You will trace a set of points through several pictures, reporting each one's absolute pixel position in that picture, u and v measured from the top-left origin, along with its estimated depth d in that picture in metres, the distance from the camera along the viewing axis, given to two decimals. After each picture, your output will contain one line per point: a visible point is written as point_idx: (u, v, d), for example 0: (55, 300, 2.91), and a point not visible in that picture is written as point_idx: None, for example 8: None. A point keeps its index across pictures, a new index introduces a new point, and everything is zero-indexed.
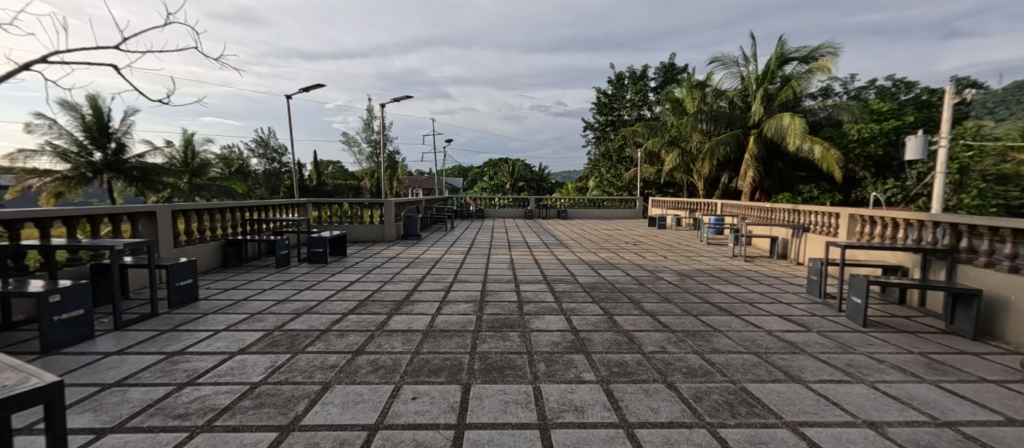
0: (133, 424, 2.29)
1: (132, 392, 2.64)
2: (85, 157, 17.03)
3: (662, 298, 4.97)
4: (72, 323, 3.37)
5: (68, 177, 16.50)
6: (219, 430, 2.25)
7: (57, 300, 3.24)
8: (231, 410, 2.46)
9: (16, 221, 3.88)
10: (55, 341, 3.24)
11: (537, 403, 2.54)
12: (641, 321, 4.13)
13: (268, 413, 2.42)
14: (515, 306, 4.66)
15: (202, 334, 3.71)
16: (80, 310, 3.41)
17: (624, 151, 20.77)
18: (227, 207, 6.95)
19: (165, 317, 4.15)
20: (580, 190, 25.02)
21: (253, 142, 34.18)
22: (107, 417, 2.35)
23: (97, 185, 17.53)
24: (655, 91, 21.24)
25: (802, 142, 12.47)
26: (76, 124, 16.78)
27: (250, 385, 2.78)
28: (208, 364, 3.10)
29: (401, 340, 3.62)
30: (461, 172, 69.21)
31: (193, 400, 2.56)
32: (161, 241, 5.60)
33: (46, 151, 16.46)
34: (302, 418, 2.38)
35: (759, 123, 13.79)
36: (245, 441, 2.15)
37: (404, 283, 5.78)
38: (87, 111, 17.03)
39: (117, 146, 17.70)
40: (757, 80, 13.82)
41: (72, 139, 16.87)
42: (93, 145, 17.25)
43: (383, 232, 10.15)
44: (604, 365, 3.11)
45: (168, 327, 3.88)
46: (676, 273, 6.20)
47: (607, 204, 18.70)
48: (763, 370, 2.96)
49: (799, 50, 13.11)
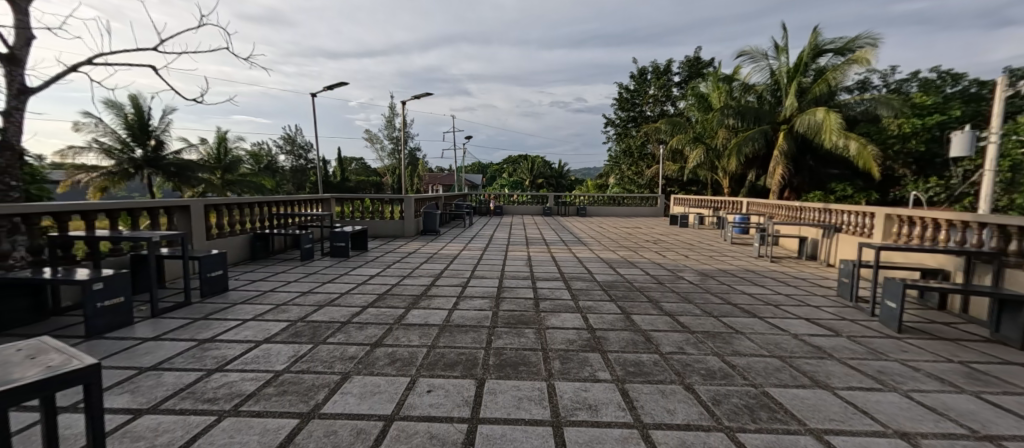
0: (167, 406, 2.35)
1: (167, 375, 2.71)
2: (128, 154, 17.74)
3: (682, 298, 4.85)
4: (113, 309, 3.47)
5: (113, 172, 17.24)
6: (244, 415, 2.29)
7: (99, 287, 3.34)
8: (255, 396, 2.49)
9: (69, 212, 4.07)
10: (97, 325, 3.35)
11: (551, 401, 2.49)
12: (659, 321, 4.05)
13: (291, 401, 2.45)
14: (532, 303, 4.62)
15: (232, 323, 3.79)
16: (120, 298, 3.52)
17: (646, 147, 20.48)
18: (255, 202, 7.11)
19: (196, 306, 4.25)
20: (599, 187, 24.75)
21: (281, 140, 34.87)
22: (143, 399, 2.41)
23: (138, 181, 18.27)
24: (679, 85, 20.80)
25: (838, 139, 11.91)
26: (119, 121, 17.59)
27: (274, 373, 2.81)
28: (236, 351, 3.17)
29: (417, 334, 3.61)
30: (480, 169, 69.80)
31: (220, 386, 2.60)
32: (194, 234, 5.77)
33: (92, 148, 17.21)
34: (322, 406, 2.40)
35: (790, 118, 13.28)
36: (268, 427, 2.18)
37: (423, 278, 5.81)
38: (129, 109, 17.78)
39: (156, 143, 18.38)
40: (789, 73, 13.37)
41: (116, 137, 17.67)
42: (134, 143, 17.97)
43: (403, 228, 10.22)
44: (620, 364, 3.04)
45: (200, 315, 3.97)
46: (698, 273, 6.04)
47: (627, 201, 18.53)
48: (787, 374, 2.85)
49: (834, 42, 12.71)
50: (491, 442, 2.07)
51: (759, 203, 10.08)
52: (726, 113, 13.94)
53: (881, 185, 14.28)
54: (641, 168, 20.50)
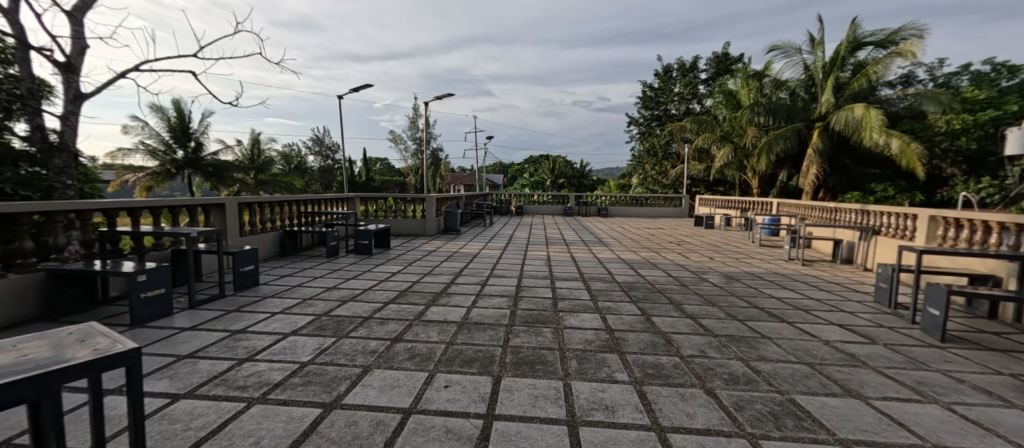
0: (201, 392, 2.45)
1: (202, 363, 2.82)
2: (171, 155, 18.50)
3: (705, 300, 4.72)
4: (155, 300, 3.63)
5: (157, 173, 18.05)
6: (271, 403, 2.35)
7: (143, 279, 3.50)
8: (282, 385, 2.56)
9: (116, 209, 4.30)
10: (141, 315, 3.51)
11: (566, 400, 2.45)
12: (681, 323, 3.94)
13: (315, 390, 2.50)
14: (550, 302, 4.57)
15: (261, 315, 3.89)
16: (161, 289, 3.67)
17: (670, 146, 20.08)
18: (285, 200, 7.29)
19: (230, 299, 4.39)
20: (622, 188, 24.45)
21: (309, 141, 35.76)
22: (181, 385, 2.52)
23: (180, 181, 19.04)
24: (706, 83, 20.31)
25: (879, 137, 11.31)
26: (162, 124, 18.41)
27: (300, 364, 2.87)
28: (265, 342, 3.25)
29: (436, 330, 3.62)
30: (501, 167, 69.86)
31: (250, 375, 2.68)
32: (229, 231, 5.96)
33: (139, 150, 18.04)
34: (344, 397, 2.44)
35: (825, 115, 12.80)
36: (293, 415, 2.24)
37: (442, 275, 5.83)
38: (172, 112, 18.56)
39: (196, 144, 19.07)
40: (825, 67, 12.84)
41: (160, 139, 18.50)
42: (177, 144, 18.75)
43: (424, 226, 10.31)
44: (638, 365, 2.98)
45: (233, 307, 4.09)
46: (722, 276, 5.88)
47: (650, 202, 18.23)
48: (816, 382, 2.73)
49: (875, 34, 12.07)
50: (507, 439, 2.05)
51: (790, 204, 9.78)
52: (755, 110, 13.48)
53: (928, 186, 13.63)
54: (665, 167, 20.13)
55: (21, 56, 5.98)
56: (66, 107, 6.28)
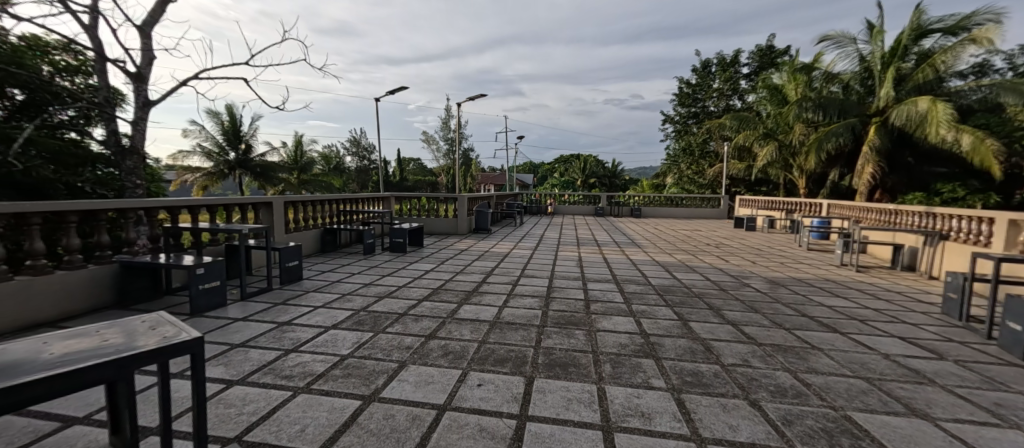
0: (252, 379, 2.58)
1: (252, 352, 2.97)
2: (224, 157, 19.56)
3: (747, 307, 4.48)
4: (211, 291, 3.87)
5: (211, 173, 19.23)
6: (315, 393, 2.44)
7: (201, 272, 3.73)
8: (325, 376, 2.65)
9: (178, 207, 4.63)
10: (198, 305, 3.75)
11: (601, 405, 2.37)
12: (721, 330, 3.76)
13: (355, 383, 2.57)
14: (582, 304, 4.47)
15: (305, 308, 4.01)
16: (216, 282, 3.90)
17: (708, 145, 19.43)
18: (328, 198, 7.51)
19: (276, 292, 4.58)
20: (656, 188, 23.94)
21: (347, 142, 36.99)
22: (234, 371, 2.68)
23: (232, 180, 20.11)
24: (748, 77, 19.52)
25: (947, 132, 10.34)
26: (217, 128, 19.51)
27: (341, 356, 2.95)
28: (308, 334, 3.36)
29: (469, 329, 3.59)
30: (532, 168, 69.56)
31: (295, 365, 2.79)
32: (276, 228, 6.21)
33: (197, 152, 19.20)
34: (382, 390, 2.49)
35: (883, 110, 11.97)
36: (335, 406, 2.32)
37: (474, 275, 5.83)
38: (225, 117, 19.62)
39: (246, 147, 20.04)
40: (883, 58, 11.99)
41: (214, 142, 19.60)
42: (229, 147, 19.78)
43: (455, 225, 10.40)
44: (676, 373, 2.85)
45: (280, 300, 4.26)
46: (766, 281, 5.59)
47: (687, 202, 17.68)
48: (875, 399, 2.52)
49: (944, 20, 11.11)
50: (540, 441, 2.02)
51: (843, 206, 9.28)
52: (804, 104, 12.88)
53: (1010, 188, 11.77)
54: (702, 167, 19.55)
55: (100, 69, 6.61)
56: (137, 113, 6.74)
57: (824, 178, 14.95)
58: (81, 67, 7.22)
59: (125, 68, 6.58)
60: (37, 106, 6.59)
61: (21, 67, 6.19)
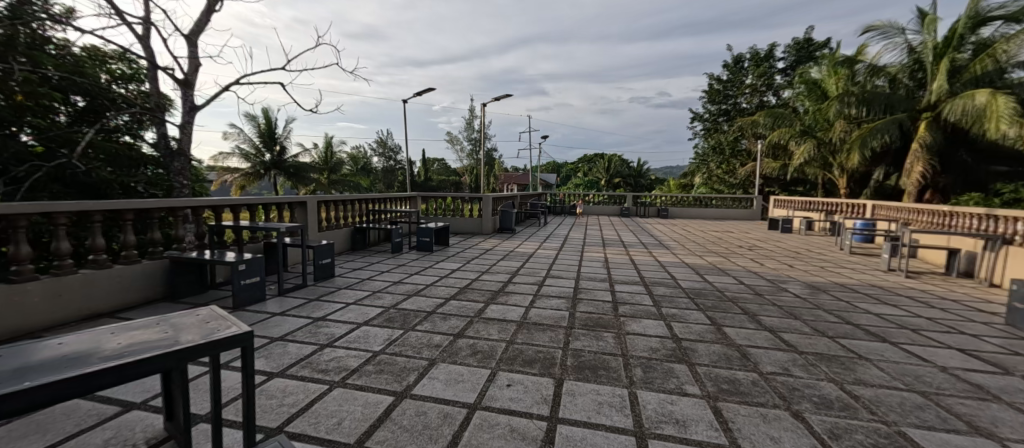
0: (291, 372, 2.75)
1: (291, 346, 3.14)
2: (260, 159, 20.33)
3: (786, 313, 4.31)
4: (252, 286, 4.09)
5: (248, 174, 20.06)
6: (350, 387, 2.59)
7: (242, 268, 3.94)
8: (358, 371, 2.79)
9: (221, 205, 4.92)
10: (241, 299, 3.98)
11: (633, 410, 2.39)
12: (759, 336, 3.63)
13: (387, 379, 2.69)
14: (610, 306, 4.41)
15: (337, 305, 4.14)
16: (256, 277, 4.11)
17: (740, 143, 18.89)
18: (358, 198, 7.68)
19: (310, 288, 4.76)
20: (683, 187, 23.45)
21: (375, 143, 37.78)
22: (275, 364, 2.86)
23: (267, 180, 20.90)
24: (784, 73, 18.84)
25: (1008, 129, 9.24)
26: (254, 131, 20.29)
27: (372, 353, 3.07)
28: (341, 330, 3.49)
29: (497, 329, 3.61)
30: (556, 168, 69.17)
31: (330, 359, 2.95)
32: (310, 226, 6.41)
33: (235, 154, 20.05)
34: (413, 387, 2.60)
35: (936, 104, 11.08)
36: (369, 400, 2.45)
37: (500, 274, 5.84)
38: (262, 120, 20.38)
39: (280, 149, 20.74)
40: (935, 49, 11.11)
41: (252, 144, 20.39)
42: (265, 149, 20.53)
43: (480, 225, 10.43)
44: (711, 379, 2.78)
45: (314, 296, 4.42)
46: (806, 286, 5.37)
47: (716, 203, 17.15)
48: (933, 415, 2.37)
49: (1004, 6, 10.13)
50: (571, 444, 2.07)
51: (891, 207, 8.86)
52: (846, 100, 12.26)
53: None
54: (733, 166, 19.03)
55: (153, 76, 6.99)
56: (185, 117, 7.07)
57: (869, 178, 14.27)
58: (135, 75, 7.68)
59: (174, 75, 6.92)
60: (96, 111, 6.92)
61: (83, 76, 6.53)
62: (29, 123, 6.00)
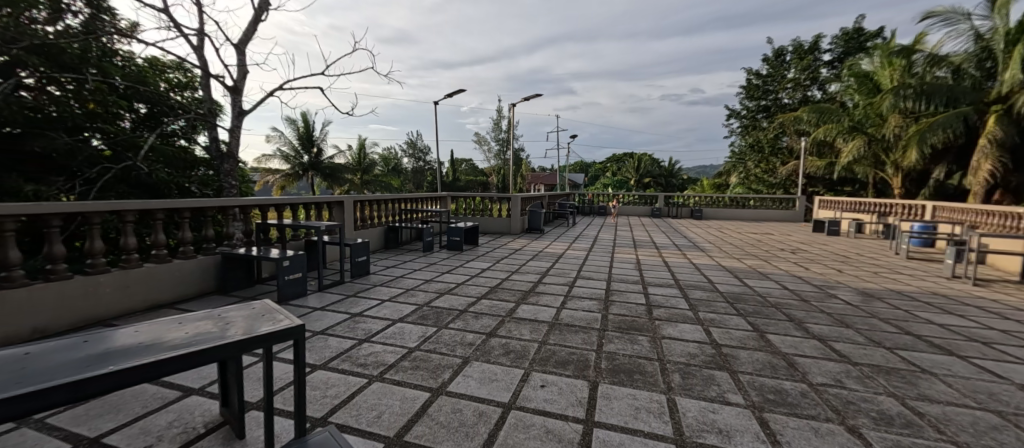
0: (333, 365, 2.86)
1: (332, 340, 3.26)
2: (299, 160, 21.12)
3: (836, 321, 4.11)
4: (295, 282, 4.26)
5: (288, 174, 20.88)
6: (388, 382, 2.66)
7: (286, 264, 4.12)
8: (395, 367, 2.86)
9: (266, 205, 5.16)
10: (285, 293, 4.15)
11: (673, 417, 2.35)
12: (807, 345, 3.48)
13: (423, 375, 2.75)
14: (643, 309, 4.33)
15: (373, 301, 4.25)
16: (298, 273, 4.27)
17: (781, 140, 18.19)
18: (390, 198, 7.84)
19: (347, 284, 4.91)
20: (717, 187, 22.77)
21: (406, 144, 38.51)
22: (318, 356, 2.97)
23: (305, 181, 21.69)
24: (830, 65, 17.97)
25: None
26: (294, 133, 21.08)
27: (408, 349, 3.14)
28: (378, 326, 3.58)
29: (528, 329, 3.62)
30: (584, 168, 68.54)
31: (368, 354, 3.03)
32: (347, 225, 6.61)
33: (276, 156, 20.92)
34: (449, 384, 2.64)
35: (1006, 96, 10.21)
36: (406, 395, 2.51)
37: (530, 275, 5.83)
38: (300, 123, 21.14)
39: (317, 150, 21.47)
40: (1005, 35, 10.02)
41: (291, 146, 21.19)
42: (303, 150, 21.29)
43: (509, 225, 10.47)
44: (756, 389, 2.69)
45: (351, 292, 4.56)
46: (858, 293, 5.10)
47: (754, 204, 16.52)
48: (1008, 437, 2.22)
49: None
50: None
51: (954, 208, 8.31)
52: (900, 92, 11.76)
53: None
54: (773, 165, 18.35)
55: (206, 83, 7.37)
56: (235, 122, 7.43)
57: (927, 178, 13.43)
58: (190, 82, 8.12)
59: (225, 82, 7.26)
60: (156, 118, 7.39)
61: (146, 84, 6.98)
62: (99, 128, 6.43)
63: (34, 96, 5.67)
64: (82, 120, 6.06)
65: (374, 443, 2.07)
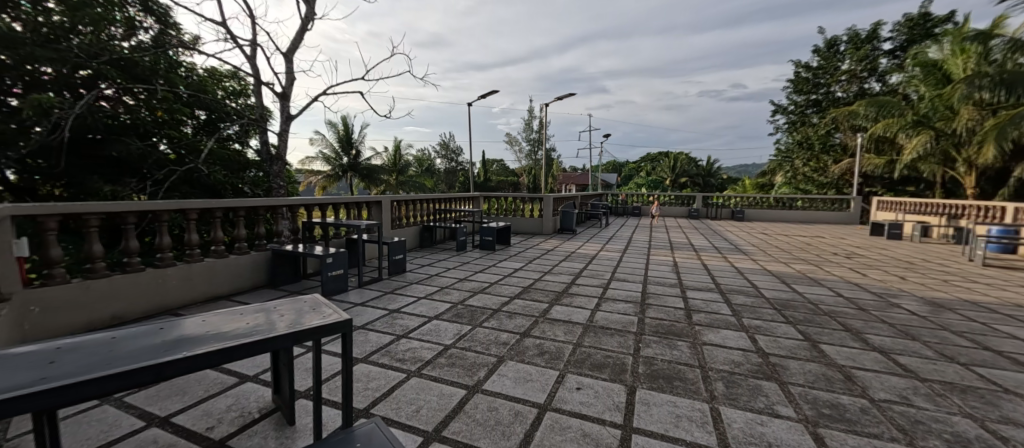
0: (373, 359, 2.91)
1: (371, 334, 3.32)
2: (338, 162, 21.84)
3: (900, 333, 3.82)
4: (338, 278, 4.38)
5: (328, 176, 21.64)
6: (425, 377, 2.68)
7: (330, 260, 4.25)
8: (432, 363, 2.87)
9: (311, 204, 5.34)
10: (329, 288, 4.28)
11: (717, 427, 2.25)
12: (865, 356, 3.24)
13: (459, 372, 2.75)
14: (682, 313, 4.17)
15: (409, 298, 4.31)
16: (340, 270, 4.39)
17: (833, 137, 17.19)
18: (425, 198, 7.94)
19: (385, 281, 5.01)
20: (759, 187, 21.81)
21: (439, 145, 39.09)
22: (358, 350, 3.03)
23: (344, 182, 22.43)
24: (891, 55, 16.85)
25: None
26: (334, 136, 21.81)
27: (443, 346, 3.15)
28: (415, 323, 3.62)
29: (563, 330, 3.56)
30: (617, 167, 67.40)
31: (406, 350, 3.06)
32: (384, 224, 6.75)
33: (317, 158, 21.72)
34: (484, 382, 2.63)
35: None
36: (443, 391, 2.52)
37: (563, 276, 5.74)
38: (340, 126, 21.85)
39: (356, 152, 22.13)
40: None
41: (331, 147, 21.94)
42: (342, 152, 21.99)
43: (541, 225, 10.40)
44: (809, 402, 2.53)
45: (388, 289, 4.64)
46: (925, 303, 4.71)
47: (800, 204, 15.73)
48: None
49: None
50: None
51: None
52: None
53: None
54: (824, 163, 17.40)
55: (258, 91, 7.72)
56: (283, 126, 7.75)
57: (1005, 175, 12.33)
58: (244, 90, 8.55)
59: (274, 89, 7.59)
60: (213, 124, 7.81)
61: (205, 93, 7.43)
62: (166, 135, 6.93)
63: (112, 105, 6.30)
64: (150, 126, 6.57)
65: (413, 437, 2.09)
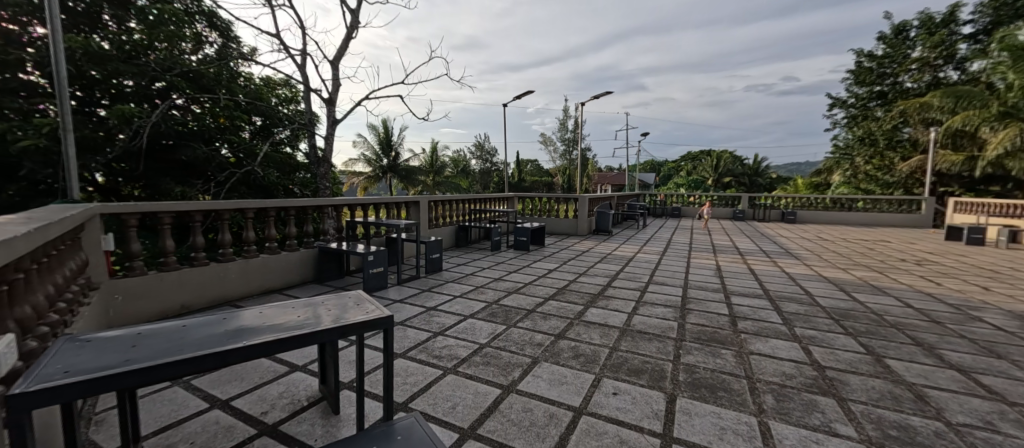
0: (410, 354, 2.90)
1: (409, 330, 3.33)
2: (379, 163, 22.52)
3: (984, 349, 3.40)
4: (379, 275, 4.44)
5: (369, 177, 22.37)
6: (461, 375, 2.63)
7: (372, 258, 4.32)
8: (467, 361, 2.82)
9: (353, 204, 5.47)
10: (370, 285, 4.35)
11: (768, 443, 2.06)
12: (941, 374, 2.90)
13: (494, 371, 2.69)
14: (726, 320, 3.92)
15: (444, 296, 4.30)
16: (381, 267, 4.45)
17: (900, 132, 15.83)
18: (460, 198, 7.97)
19: (422, 279, 5.04)
20: (814, 187, 20.48)
21: (475, 147, 39.50)
22: (395, 346, 3.04)
23: (384, 183, 23.11)
24: (972, 40, 15.41)
25: None
26: (374, 138, 22.52)
27: (478, 345, 3.10)
28: (450, 321, 3.59)
29: (598, 333, 3.42)
30: (657, 167, 65.57)
31: (442, 347, 3.03)
32: (422, 223, 6.83)
33: (359, 160, 22.51)
34: (519, 383, 2.55)
35: None
36: (478, 390, 2.46)
37: (598, 278, 5.56)
38: (380, 129, 22.53)
39: (395, 154, 22.74)
40: None
41: (371, 150, 22.64)
42: (382, 154, 22.65)
43: (576, 226, 10.21)
44: (874, 421, 2.28)
45: (425, 287, 4.66)
46: (1013, 317, 4.19)
47: (860, 206, 14.64)
48: None
49: None
50: None
51: None
52: None
53: None
54: (889, 160, 16.08)
55: (308, 97, 8.03)
56: (331, 130, 8.01)
57: None
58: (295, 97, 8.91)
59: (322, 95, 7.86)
60: (267, 129, 8.19)
61: (262, 101, 7.83)
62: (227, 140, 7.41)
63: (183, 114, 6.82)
64: (214, 132, 7.05)
65: (449, 434, 2.04)
